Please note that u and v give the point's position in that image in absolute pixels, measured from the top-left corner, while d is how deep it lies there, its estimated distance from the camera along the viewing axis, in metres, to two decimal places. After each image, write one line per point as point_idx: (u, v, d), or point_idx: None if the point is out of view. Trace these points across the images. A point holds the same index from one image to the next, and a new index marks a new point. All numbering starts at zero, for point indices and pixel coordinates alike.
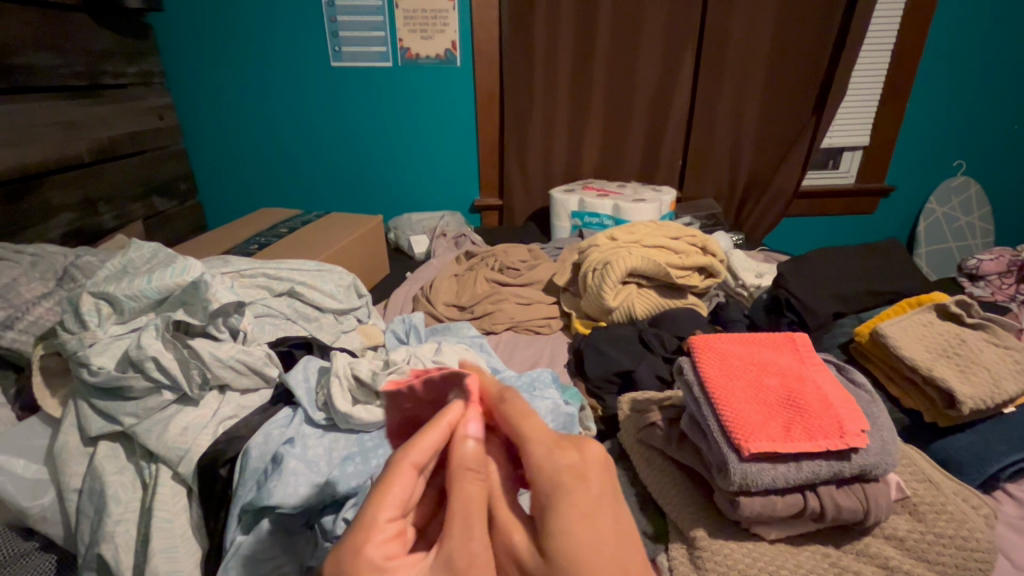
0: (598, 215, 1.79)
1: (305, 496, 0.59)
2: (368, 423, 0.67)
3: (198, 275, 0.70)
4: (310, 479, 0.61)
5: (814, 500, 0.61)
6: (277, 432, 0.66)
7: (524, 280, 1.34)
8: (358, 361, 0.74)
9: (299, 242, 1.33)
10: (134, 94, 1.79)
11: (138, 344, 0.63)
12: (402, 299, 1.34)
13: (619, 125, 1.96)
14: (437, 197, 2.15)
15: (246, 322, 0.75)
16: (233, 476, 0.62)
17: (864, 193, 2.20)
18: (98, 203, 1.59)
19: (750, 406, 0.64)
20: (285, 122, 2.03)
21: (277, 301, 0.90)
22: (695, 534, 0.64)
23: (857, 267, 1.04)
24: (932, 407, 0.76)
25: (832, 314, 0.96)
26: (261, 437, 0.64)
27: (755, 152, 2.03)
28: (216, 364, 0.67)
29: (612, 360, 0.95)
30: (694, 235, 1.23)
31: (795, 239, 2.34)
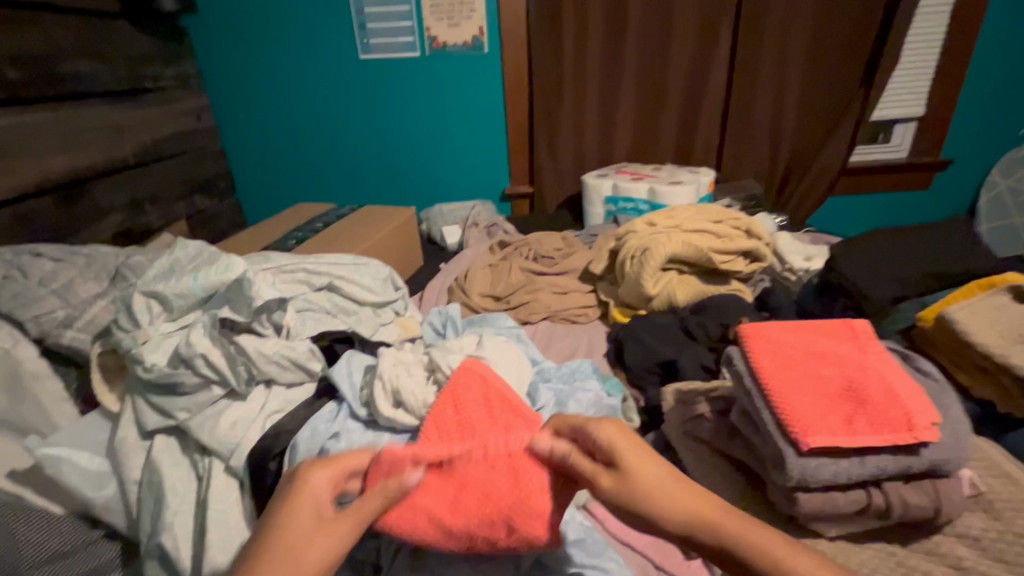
0: (633, 199, 1.75)
1: None
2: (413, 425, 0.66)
3: (243, 272, 0.72)
4: None
5: (879, 496, 0.58)
6: (322, 427, 0.65)
7: (559, 269, 1.32)
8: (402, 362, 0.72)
9: (336, 236, 1.35)
10: (173, 96, 1.85)
11: (188, 341, 0.65)
12: (438, 289, 1.34)
13: (652, 107, 1.90)
14: (469, 187, 2.14)
15: (290, 317, 0.74)
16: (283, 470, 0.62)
17: (917, 167, 2.07)
18: (144, 203, 1.65)
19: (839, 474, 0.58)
20: (322, 119, 2.05)
21: (318, 296, 0.92)
22: None
23: (919, 245, 0.96)
24: (1006, 397, 0.71)
25: (893, 297, 0.90)
26: (307, 432, 0.64)
27: (797, 129, 1.94)
28: (261, 360, 0.68)
29: (655, 350, 0.96)
30: (738, 219, 1.18)
31: (844, 220, 2.21)
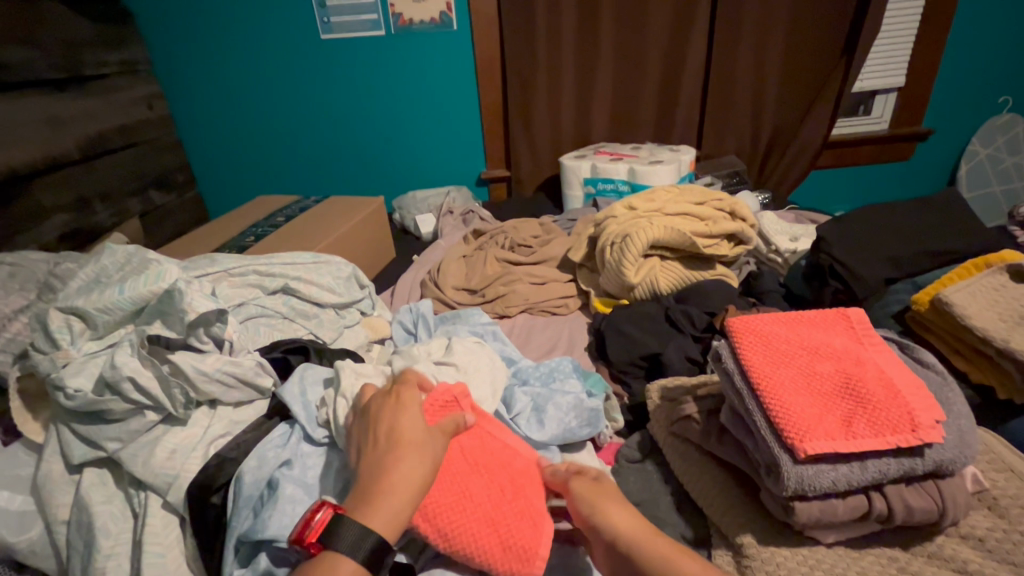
0: (613, 181, 1.69)
1: None
2: None
3: (174, 280, 0.64)
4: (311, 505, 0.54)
5: (880, 501, 0.53)
6: (273, 455, 0.57)
7: (536, 258, 1.25)
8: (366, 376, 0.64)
9: (298, 231, 1.27)
10: (119, 84, 1.72)
11: (111, 364, 0.57)
12: (409, 284, 1.27)
13: (631, 83, 1.83)
14: (443, 172, 2.05)
15: (231, 328, 0.65)
16: (227, 504, 0.55)
17: (899, 139, 2.03)
18: (93, 201, 1.54)
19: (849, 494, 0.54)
20: (284, 106, 1.93)
21: (273, 301, 0.84)
22: (742, 540, 0.58)
23: (910, 222, 0.92)
24: (1009, 383, 0.67)
25: (884, 280, 0.85)
26: (255, 460, 0.57)
27: (779, 103, 1.88)
28: (202, 380, 0.60)
29: (638, 342, 0.91)
30: (721, 199, 1.12)
31: (825, 196, 2.18)
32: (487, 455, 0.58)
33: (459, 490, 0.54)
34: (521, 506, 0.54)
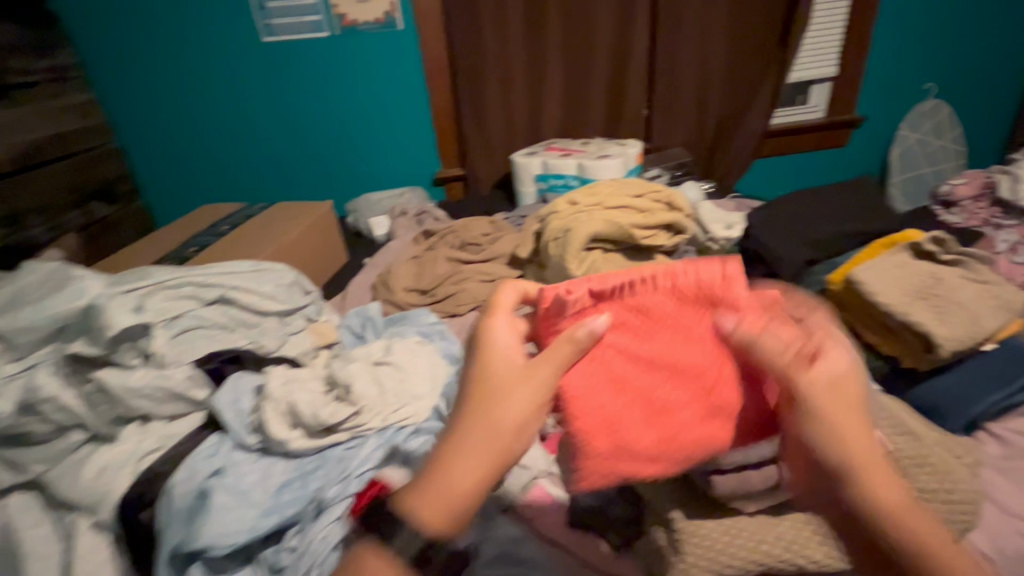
0: (563, 176, 1.72)
1: (237, 534, 0.52)
2: (304, 449, 0.60)
3: (95, 296, 0.64)
4: (244, 514, 0.54)
5: (791, 470, 0.57)
6: (201, 467, 0.57)
7: (485, 256, 1.27)
8: (297, 385, 0.65)
9: (243, 239, 1.24)
10: (49, 92, 1.65)
11: (31, 385, 0.58)
12: (361, 287, 1.27)
13: (579, 80, 1.86)
14: (398, 174, 2.04)
15: (159, 342, 0.65)
16: (156, 519, 0.55)
17: (834, 126, 2.14)
18: (26, 215, 1.48)
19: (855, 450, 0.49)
20: (229, 111, 1.88)
21: (210, 311, 0.83)
22: (672, 515, 0.60)
23: (830, 207, 0.98)
24: (910, 352, 0.73)
25: (805, 262, 0.89)
26: (184, 474, 0.56)
27: (721, 96, 1.95)
28: (129, 395, 0.60)
29: None
30: (657, 191, 1.16)
31: (770, 184, 2.26)
32: (658, 343, 0.57)
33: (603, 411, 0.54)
34: (687, 397, 0.55)
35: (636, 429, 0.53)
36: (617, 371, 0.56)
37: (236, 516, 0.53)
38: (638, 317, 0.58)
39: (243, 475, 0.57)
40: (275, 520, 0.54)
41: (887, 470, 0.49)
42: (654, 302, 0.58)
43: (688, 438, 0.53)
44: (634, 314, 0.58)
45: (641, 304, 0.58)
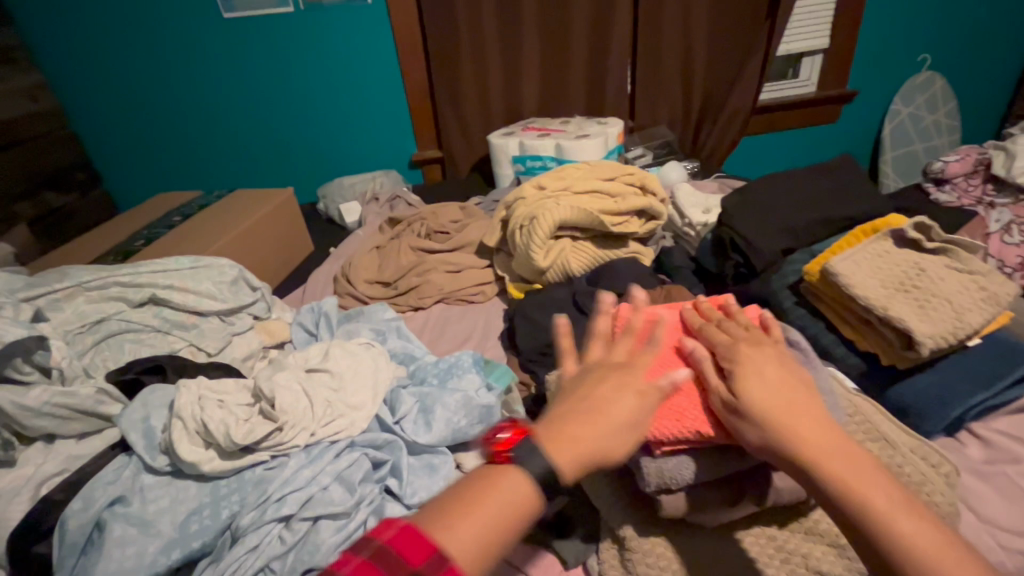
0: (541, 158, 1.64)
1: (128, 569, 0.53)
2: (214, 471, 0.60)
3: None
4: (141, 546, 0.55)
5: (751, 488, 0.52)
6: (99, 494, 0.58)
7: (453, 245, 1.20)
8: (212, 400, 0.63)
9: (195, 230, 1.18)
10: None
11: None
12: (322, 280, 1.21)
13: (557, 55, 1.77)
14: (371, 157, 1.96)
15: (58, 355, 0.65)
16: (52, 550, 0.55)
17: (825, 101, 2.05)
18: None
19: (806, 428, 0.41)
20: (188, 93, 1.78)
21: (138, 313, 0.79)
22: (623, 533, 0.56)
23: (812, 188, 0.91)
24: (888, 348, 0.68)
25: (781, 251, 0.84)
26: (80, 502, 0.57)
27: (706, 70, 1.86)
28: (27, 414, 0.60)
29: (544, 329, 0.88)
30: (631, 173, 1.08)
31: (758, 162, 2.19)
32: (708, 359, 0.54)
33: (664, 376, 0.53)
34: None
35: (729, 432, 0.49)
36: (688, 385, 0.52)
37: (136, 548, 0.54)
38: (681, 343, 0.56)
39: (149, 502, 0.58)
40: (173, 554, 0.55)
41: (812, 416, 0.42)
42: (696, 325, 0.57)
43: None
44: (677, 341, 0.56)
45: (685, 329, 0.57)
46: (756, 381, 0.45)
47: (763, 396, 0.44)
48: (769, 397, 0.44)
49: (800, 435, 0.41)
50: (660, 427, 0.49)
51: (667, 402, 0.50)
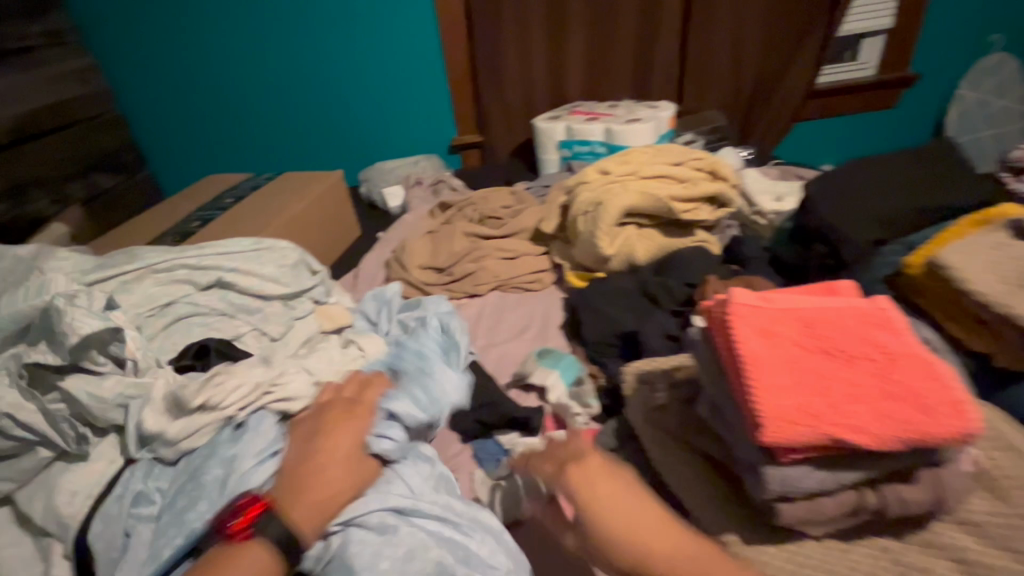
0: (589, 142, 1.59)
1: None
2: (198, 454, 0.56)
3: (56, 293, 0.60)
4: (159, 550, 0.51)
5: (872, 497, 0.49)
6: (118, 509, 0.53)
7: (507, 231, 1.17)
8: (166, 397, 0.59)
9: (247, 214, 1.16)
10: (45, 57, 1.56)
11: None
12: (373, 265, 1.18)
13: (604, 35, 1.70)
14: (411, 141, 1.92)
15: (133, 346, 0.61)
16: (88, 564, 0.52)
17: (885, 85, 1.94)
18: (28, 188, 1.41)
19: (650, 536, 0.47)
20: (232, 75, 1.77)
21: (207, 296, 0.78)
22: (726, 540, 0.54)
23: (904, 173, 0.84)
24: (1008, 351, 0.61)
25: (872, 242, 0.78)
26: (100, 521, 0.53)
27: (761, 52, 1.77)
28: (101, 406, 0.57)
29: (612, 320, 0.85)
30: (699, 157, 1.04)
31: (810, 149, 2.09)
32: (813, 353, 0.50)
33: (782, 376, 0.48)
34: (889, 393, 0.46)
35: (847, 429, 0.45)
36: (799, 379, 0.48)
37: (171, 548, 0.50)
38: (784, 332, 0.52)
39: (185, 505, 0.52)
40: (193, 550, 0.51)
41: (657, 522, 0.48)
42: (797, 318, 0.53)
43: (857, 411, 0.46)
44: (782, 329, 0.52)
45: (789, 317, 0.53)
46: (609, 500, 0.49)
47: (616, 514, 0.48)
48: (616, 508, 0.48)
49: (646, 539, 0.47)
50: (782, 431, 0.45)
51: (788, 404, 0.46)
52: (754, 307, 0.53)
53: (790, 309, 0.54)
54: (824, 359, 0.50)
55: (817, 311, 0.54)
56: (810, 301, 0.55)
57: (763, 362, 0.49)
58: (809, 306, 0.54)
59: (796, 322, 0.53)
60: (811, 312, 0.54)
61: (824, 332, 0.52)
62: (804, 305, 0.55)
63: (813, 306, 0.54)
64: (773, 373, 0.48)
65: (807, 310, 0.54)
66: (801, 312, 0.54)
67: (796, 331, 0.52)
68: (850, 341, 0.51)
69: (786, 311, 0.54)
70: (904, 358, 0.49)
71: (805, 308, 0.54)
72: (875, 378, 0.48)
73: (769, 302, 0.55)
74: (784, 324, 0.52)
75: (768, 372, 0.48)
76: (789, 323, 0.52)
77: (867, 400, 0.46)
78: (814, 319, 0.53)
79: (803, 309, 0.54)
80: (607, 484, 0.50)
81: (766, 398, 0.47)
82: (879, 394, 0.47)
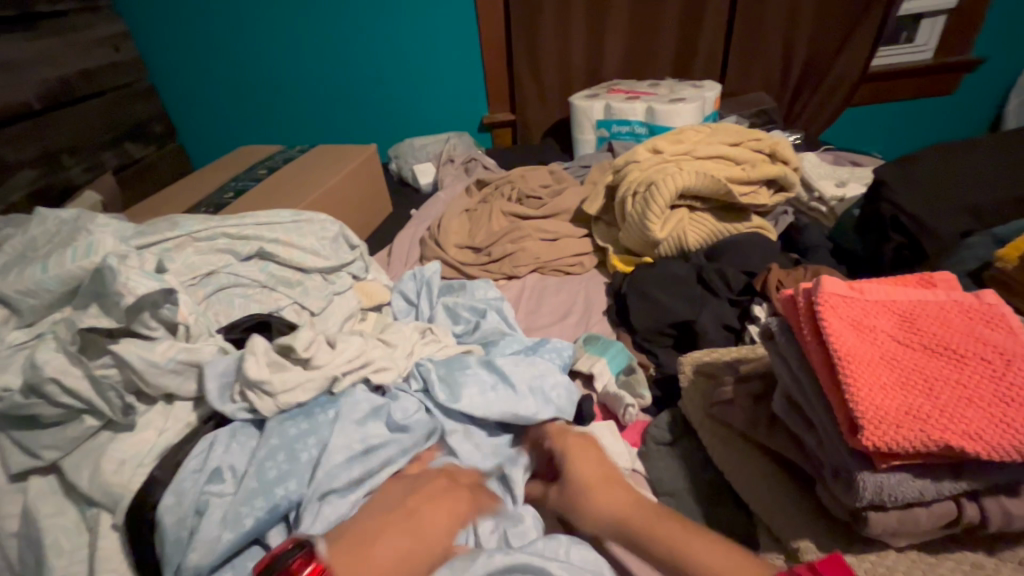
0: (629, 122, 1.53)
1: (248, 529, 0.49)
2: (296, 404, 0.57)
3: (108, 253, 0.58)
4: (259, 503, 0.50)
5: (973, 508, 0.44)
6: (190, 484, 0.51)
7: (547, 212, 1.13)
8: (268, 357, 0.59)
9: (282, 185, 1.13)
10: (79, 22, 1.54)
11: (33, 363, 0.50)
12: (408, 243, 1.15)
13: (648, 9, 1.62)
14: (442, 118, 1.88)
15: (185, 311, 0.59)
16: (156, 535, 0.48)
17: (943, 70, 1.82)
18: (62, 154, 1.40)
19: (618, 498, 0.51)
20: (263, 45, 1.73)
21: (248, 267, 0.75)
22: (799, 546, 0.49)
23: (990, 166, 0.78)
24: None
25: (959, 233, 0.73)
26: (172, 495, 0.50)
27: (814, 31, 1.68)
28: (154, 372, 0.54)
29: (664, 307, 0.80)
30: (759, 138, 0.99)
31: (857, 136, 1.99)
32: (913, 352, 0.46)
33: (879, 374, 0.44)
34: (1007, 398, 0.41)
35: (961, 434, 0.40)
36: (898, 379, 0.44)
37: (254, 519, 0.49)
38: (878, 328, 0.48)
39: (264, 470, 0.53)
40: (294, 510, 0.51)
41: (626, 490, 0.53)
42: (892, 313, 0.49)
43: (971, 415, 0.41)
44: (876, 324, 0.48)
45: (883, 312, 0.49)
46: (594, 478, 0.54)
47: (590, 486, 0.53)
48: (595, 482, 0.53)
49: (614, 502, 0.51)
50: (885, 433, 0.41)
51: (888, 404, 0.42)
52: (846, 298, 0.49)
53: (884, 303, 0.50)
54: (926, 358, 0.45)
55: (914, 307, 0.50)
56: (905, 295, 0.51)
57: (859, 357, 0.45)
58: (903, 301, 0.50)
59: (890, 318, 0.49)
60: (907, 308, 0.49)
61: (922, 330, 0.47)
62: (899, 299, 0.50)
63: (909, 303, 0.50)
64: (870, 370, 0.44)
65: (902, 305, 0.50)
66: (895, 307, 0.49)
67: (891, 328, 0.48)
68: (956, 340, 0.46)
69: (878, 305, 0.50)
70: (1022, 359, 0.43)
71: (900, 303, 0.50)
72: (989, 381, 0.43)
73: (861, 293, 0.50)
74: (878, 320, 0.48)
75: (864, 369, 0.44)
76: (883, 319, 0.48)
77: (981, 404, 0.41)
78: (911, 316, 0.49)
79: (898, 305, 0.50)
80: (593, 465, 0.56)
81: (864, 397, 0.42)
82: (998, 399, 0.42)
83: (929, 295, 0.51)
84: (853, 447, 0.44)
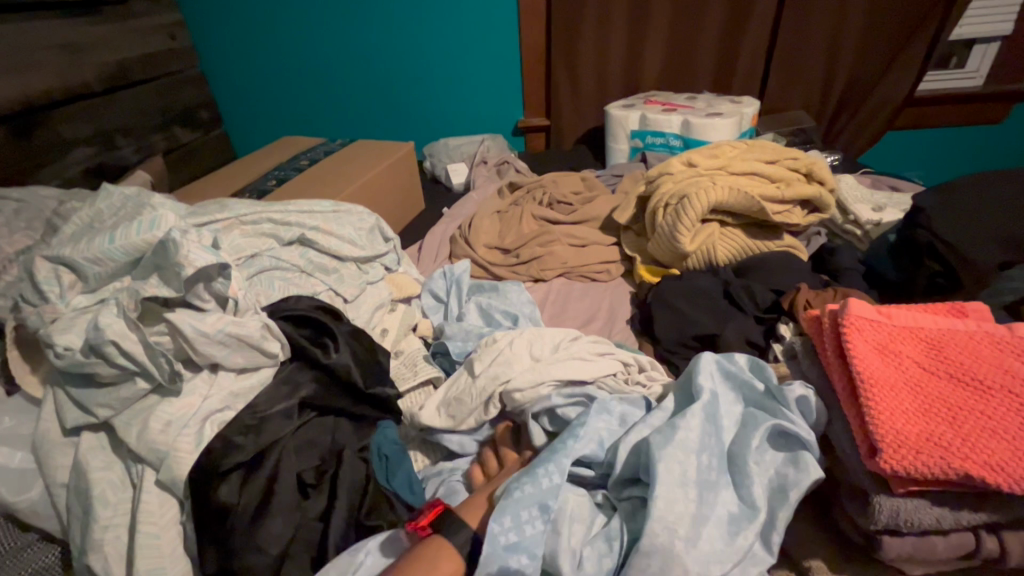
0: (663, 133, 1.53)
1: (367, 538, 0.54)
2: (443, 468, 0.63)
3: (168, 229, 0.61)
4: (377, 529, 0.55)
5: (992, 541, 0.43)
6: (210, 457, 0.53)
7: (577, 218, 1.15)
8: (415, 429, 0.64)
9: (321, 177, 1.18)
10: (139, 11, 1.62)
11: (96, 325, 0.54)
12: (439, 240, 1.18)
13: (689, 23, 1.62)
14: (478, 119, 1.90)
15: (236, 285, 0.62)
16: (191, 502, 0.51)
17: (992, 97, 1.77)
18: (115, 135, 1.47)
19: None
20: (309, 41, 1.79)
21: (288, 251, 0.78)
22: (810, 565, 0.48)
23: None
24: None
25: (996, 264, 0.71)
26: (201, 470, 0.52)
27: (857, 52, 1.65)
28: (203, 341, 0.57)
29: (689, 320, 0.81)
30: (795, 158, 0.99)
31: (897, 159, 1.94)
32: (937, 380, 0.46)
33: (902, 399, 0.45)
34: None
35: (981, 466, 0.40)
36: (920, 407, 0.44)
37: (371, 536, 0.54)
38: (904, 356, 0.48)
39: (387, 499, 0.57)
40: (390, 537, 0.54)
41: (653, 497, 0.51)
42: (918, 341, 0.50)
43: (994, 447, 0.41)
44: (901, 351, 0.49)
45: (910, 340, 0.50)
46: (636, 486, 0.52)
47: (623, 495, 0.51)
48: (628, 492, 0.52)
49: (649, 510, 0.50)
50: (903, 457, 0.41)
51: (909, 430, 0.42)
52: (873, 321, 0.50)
53: (911, 331, 0.51)
54: (950, 387, 0.46)
55: (941, 336, 0.50)
56: (934, 322, 0.51)
57: (881, 381, 0.46)
58: (928, 327, 0.51)
59: (916, 344, 0.49)
60: (934, 337, 0.50)
61: (948, 358, 0.48)
62: (926, 326, 0.51)
63: (936, 332, 0.50)
64: (892, 396, 0.45)
65: (927, 332, 0.51)
66: (922, 335, 0.50)
67: (918, 355, 0.48)
68: (983, 369, 0.46)
69: (906, 330, 0.50)
70: None
71: (927, 330, 0.51)
72: (1015, 414, 0.43)
73: (888, 318, 0.51)
74: (903, 347, 0.49)
75: (885, 393, 0.45)
76: (910, 346, 0.49)
77: (1005, 438, 0.41)
78: (938, 345, 0.49)
79: (925, 332, 0.50)
80: None
81: (884, 420, 0.43)
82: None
83: (957, 325, 0.51)
84: (873, 470, 0.44)
